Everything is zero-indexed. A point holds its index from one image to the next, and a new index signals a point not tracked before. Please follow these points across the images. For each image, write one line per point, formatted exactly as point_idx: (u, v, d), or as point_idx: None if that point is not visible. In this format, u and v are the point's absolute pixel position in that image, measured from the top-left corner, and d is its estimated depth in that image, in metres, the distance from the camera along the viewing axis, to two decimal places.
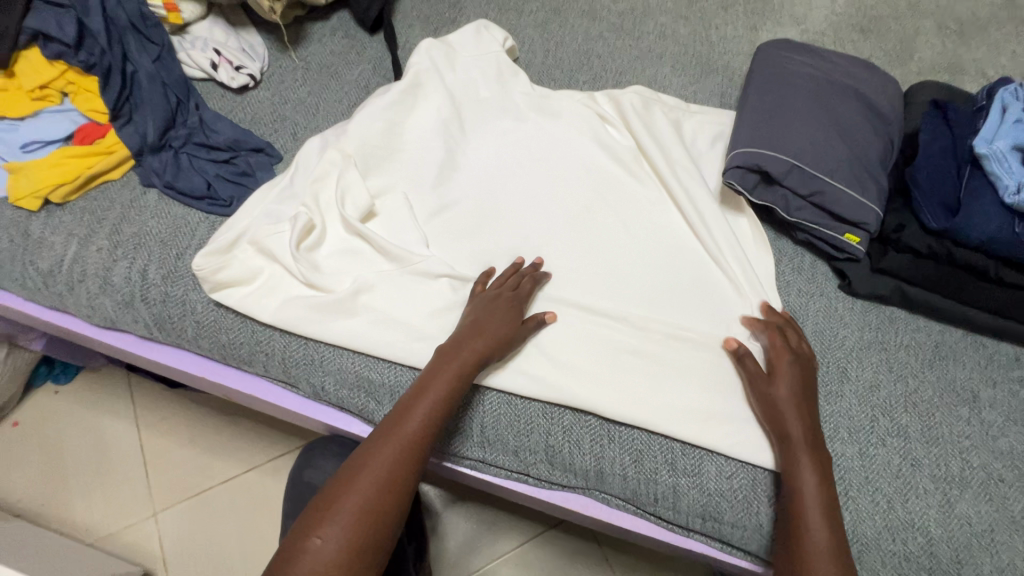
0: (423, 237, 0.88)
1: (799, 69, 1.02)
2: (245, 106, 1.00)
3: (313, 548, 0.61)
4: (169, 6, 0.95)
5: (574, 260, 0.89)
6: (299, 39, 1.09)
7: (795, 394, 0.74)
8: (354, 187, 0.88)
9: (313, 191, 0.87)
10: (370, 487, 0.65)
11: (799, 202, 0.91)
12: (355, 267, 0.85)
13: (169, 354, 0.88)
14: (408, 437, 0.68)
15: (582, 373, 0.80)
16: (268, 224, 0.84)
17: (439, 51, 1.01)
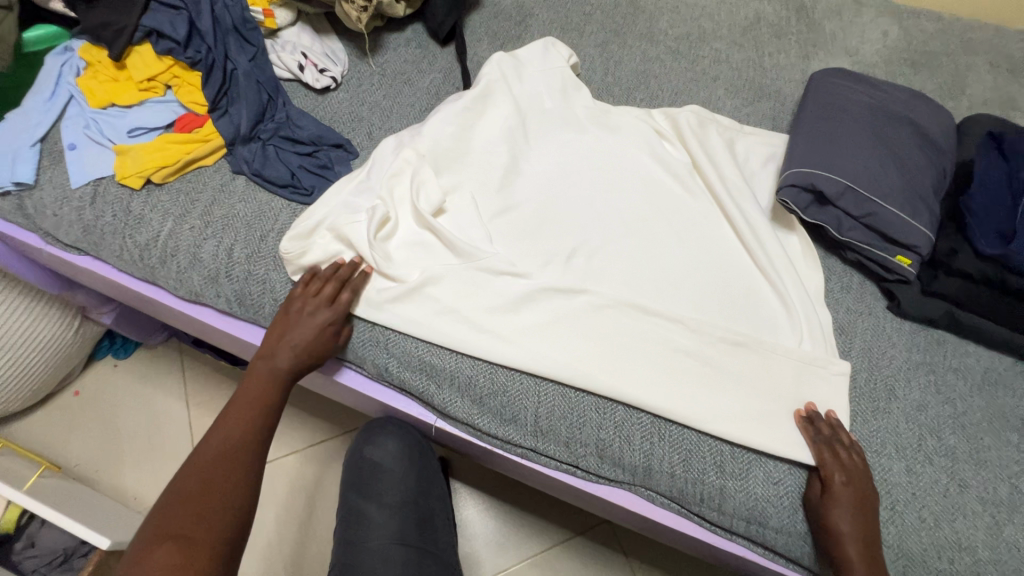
0: (487, 233, 0.93)
1: (853, 97, 1.05)
2: (326, 106, 1.08)
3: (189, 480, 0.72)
4: (266, 12, 1.05)
5: (629, 265, 0.92)
6: (376, 48, 1.17)
7: (847, 477, 0.75)
8: (428, 184, 0.93)
9: (388, 186, 0.92)
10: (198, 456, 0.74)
11: (851, 222, 0.94)
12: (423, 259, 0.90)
13: (243, 329, 0.94)
14: (231, 442, 0.76)
15: (633, 373, 0.83)
16: (346, 214, 0.89)
17: (509, 65, 1.06)
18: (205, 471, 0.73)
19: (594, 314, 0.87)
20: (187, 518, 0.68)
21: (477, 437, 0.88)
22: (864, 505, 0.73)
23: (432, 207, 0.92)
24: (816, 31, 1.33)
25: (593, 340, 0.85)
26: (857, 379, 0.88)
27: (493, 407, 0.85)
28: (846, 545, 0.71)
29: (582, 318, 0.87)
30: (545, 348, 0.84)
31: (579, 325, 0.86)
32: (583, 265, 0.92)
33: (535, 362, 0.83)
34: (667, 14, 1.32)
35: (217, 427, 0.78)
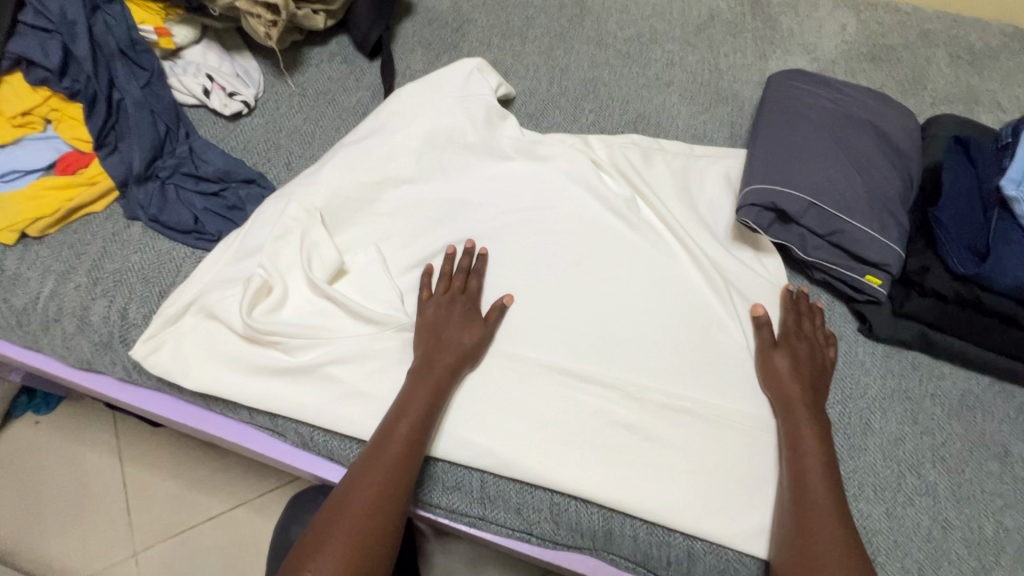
0: (400, 294, 0.83)
1: (814, 102, 0.98)
2: (238, 134, 0.96)
3: (353, 514, 0.64)
4: (160, 32, 0.93)
5: (559, 320, 0.83)
6: (296, 65, 1.06)
7: (801, 381, 0.76)
8: (322, 244, 0.82)
9: (273, 249, 0.80)
10: (368, 478, 0.66)
11: (816, 240, 0.87)
12: (321, 330, 0.78)
13: (147, 398, 0.83)
14: (393, 456, 0.68)
15: (561, 452, 0.75)
16: (219, 289, 0.79)
17: (418, 95, 0.95)
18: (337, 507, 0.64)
19: (519, 383, 0.78)
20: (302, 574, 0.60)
21: (419, 507, 0.78)
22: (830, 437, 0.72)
23: (331, 273, 0.81)
24: (772, 27, 1.26)
25: (513, 415, 0.76)
26: (832, 414, 0.81)
27: (434, 475, 0.76)
28: (816, 495, 0.67)
29: (506, 386, 0.78)
30: (463, 430, 0.75)
31: (502, 399, 0.77)
32: (508, 323, 0.83)
33: (446, 450, 0.75)
34: (616, 15, 1.23)
35: (388, 441, 0.69)
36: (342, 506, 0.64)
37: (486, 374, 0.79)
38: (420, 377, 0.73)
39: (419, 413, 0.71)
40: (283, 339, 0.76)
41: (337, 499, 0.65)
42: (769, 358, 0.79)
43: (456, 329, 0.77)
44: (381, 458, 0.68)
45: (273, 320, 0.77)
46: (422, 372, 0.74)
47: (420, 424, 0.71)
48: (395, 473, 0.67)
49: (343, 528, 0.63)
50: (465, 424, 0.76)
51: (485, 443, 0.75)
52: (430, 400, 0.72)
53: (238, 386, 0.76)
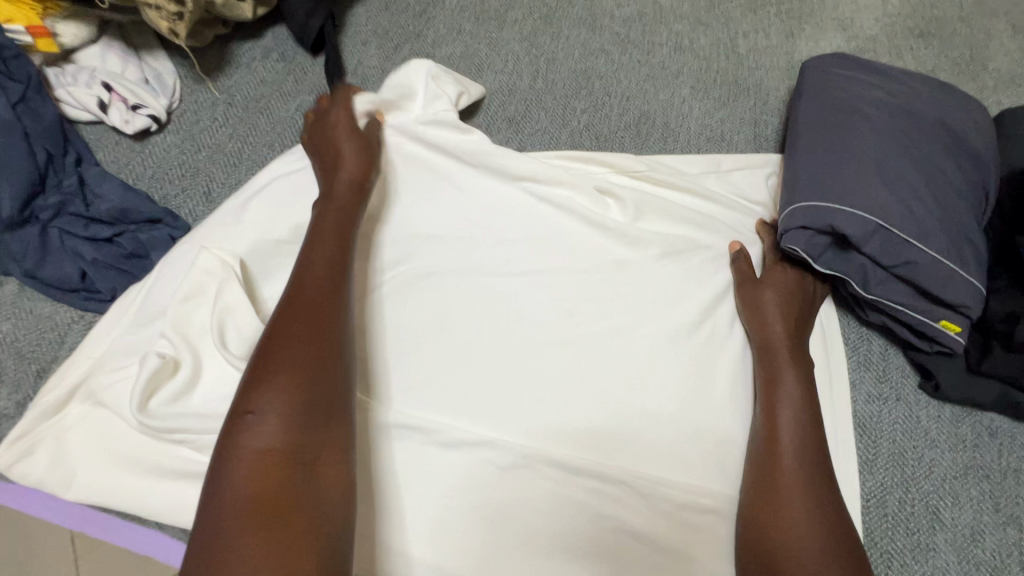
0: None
1: (866, 94, 0.78)
2: (147, 156, 0.78)
3: (252, 429, 0.47)
4: (36, 32, 0.74)
5: (547, 390, 0.66)
6: (221, 66, 0.86)
7: (795, 369, 0.66)
8: (239, 306, 0.63)
9: (179, 313, 0.63)
10: (260, 399, 0.49)
11: (878, 274, 0.68)
12: None
13: (34, 503, 0.65)
14: (303, 294, 0.57)
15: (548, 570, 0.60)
16: (109, 369, 0.62)
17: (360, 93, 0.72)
18: (246, 410, 0.48)
19: (497, 479, 0.62)
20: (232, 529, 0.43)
21: None
22: (818, 441, 0.61)
23: (254, 346, 0.63)
24: None
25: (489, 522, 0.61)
26: (889, 502, 0.65)
27: None
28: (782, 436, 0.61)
29: (480, 482, 0.62)
30: (426, 545, 0.60)
31: (476, 502, 0.61)
32: (481, 396, 0.66)
33: (406, 569, 0.60)
34: None
35: (279, 348, 0.52)
36: (261, 369, 0.50)
37: (452, 464, 0.63)
38: (303, 268, 0.59)
39: (315, 305, 0.56)
40: (190, 437, 0.60)
41: (229, 426, 0.48)
42: (772, 342, 0.67)
43: (344, 190, 0.68)
44: (268, 378, 0.50)
45: (175, 412, 0.59)
46: (308, 250, 0.61)
47: (319, 303, 0.56)
48: (305, 356, 0.52)
49: (250, 445, 0.47)
50: (428, 539, 0.60)
51: (453, 561, 0.60)
52: (326, 267, 0.60)
53: (133, 495, 0.59)
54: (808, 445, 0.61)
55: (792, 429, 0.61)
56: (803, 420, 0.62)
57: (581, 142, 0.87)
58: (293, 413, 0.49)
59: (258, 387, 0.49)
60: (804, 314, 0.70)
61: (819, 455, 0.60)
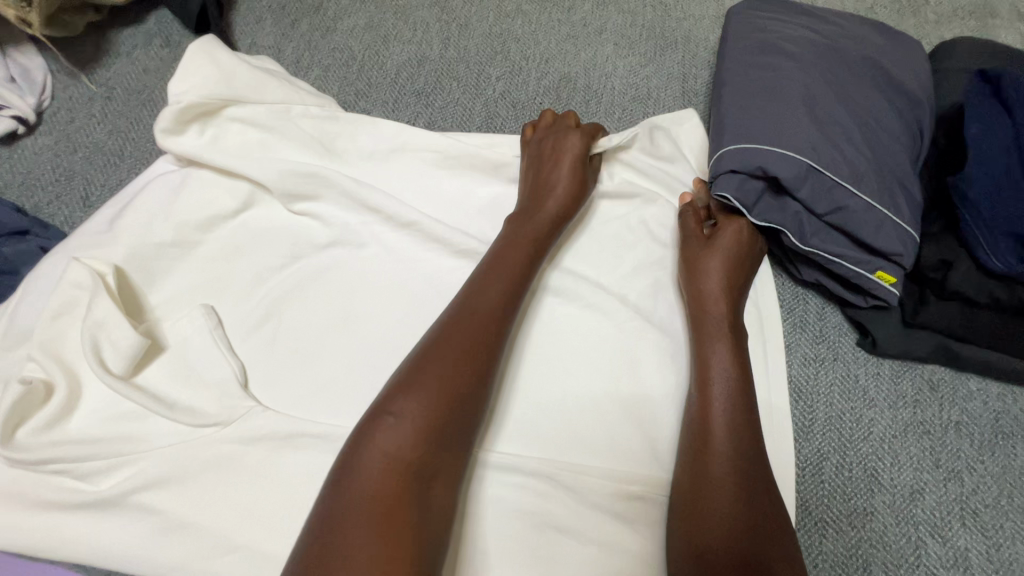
0: (241, 371, 0.60)
1: (789, 36, 0.73)
2: (16, 162, 0.71)
3: (391, 434, 0.45)
4: None
5: None
6: (97, 57, 0.79)
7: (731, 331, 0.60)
8: (111, 319, 0.56)
9: (45, 333, 0.56)
10: (395, 405, 0.47)
11: (812, 223, 0.64)
12: (122, 444, 0.56)
13: None
14: (463, 311, 0.54)
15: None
16: None
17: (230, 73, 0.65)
18: (373, 428, 0.45)
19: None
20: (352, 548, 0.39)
21: None
22: (750, 423, 0.56)
23: (134, 361, 0.56)
24: None
25: None
26: (826, 468, 0.62)
27: None
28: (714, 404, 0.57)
29: None
30: None
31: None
32: None
33: None
34: None
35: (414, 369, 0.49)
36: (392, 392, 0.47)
37: None
38: (476, 290, 0.55)
39: (458, 332, 0.52)
40: (66, 467, 0.54)
41: (358, 435, 0.46)
42: (706, 305, 0.61)
43: (552, 209, 0.64)
44: (401, 402, 0.47)
45: (47, 442, 0.54)
46: (484, 283, 0.56)
47: (476, 333, 0.52)
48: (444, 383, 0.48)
49: (380, 450, 0.44)
50: None
51: None
52: (502, 295, 0.56)
53: (3, 535, 0.54)
54: (742, 427, 0.55)
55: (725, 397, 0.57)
56: (737, 397, 0.57)
57: (496, 111, 0.81)
58: (426, 434, 0.46)
59: (369, 436, 0.45)
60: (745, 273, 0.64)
61: (752, 434, 0.55)
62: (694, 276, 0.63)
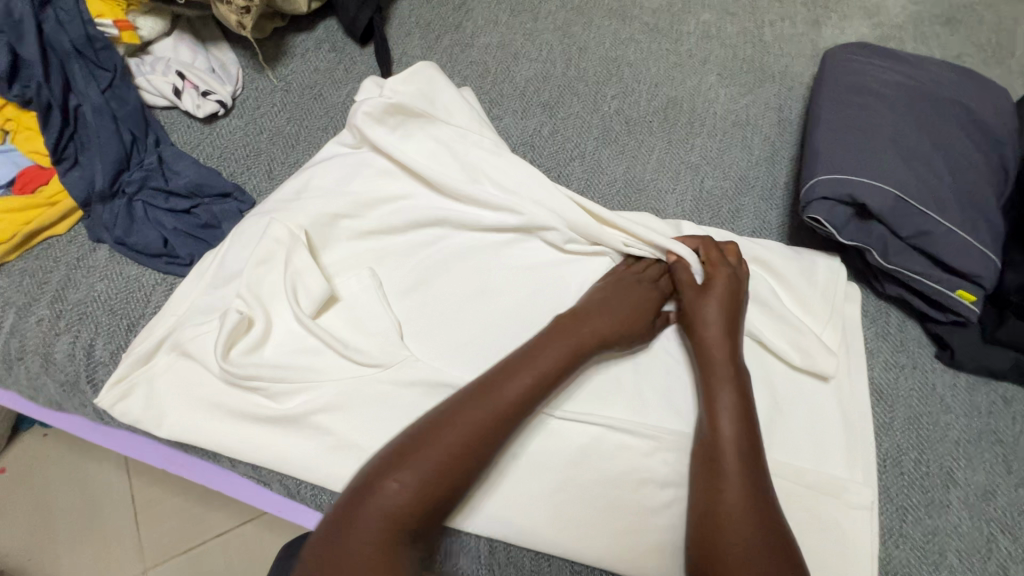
0: (397, 325, 0.71)
1: (883, 77, 0.83)
2: (215, 138, 0.86)
3: (392, 495, 0.52)
4: (123, 25, 0.81)
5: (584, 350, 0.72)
6: (278, 56, 0.94)
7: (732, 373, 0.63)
8: (308, 270, 0.70)
9: (252, 276, 0.70)
10: (405, 472, 0.54)
11: (897, 244, 0.72)
12: (306, 372, 0.67)
13: (123, 441, 0.74)
14: (549, 348, 0.63)
15: (590, 517, 0.63)
16: (191, 324, 0.69)
17: (418, 82, 0.79)
18: (438, 422, 0.57)
19: (537, 437, 0.67)
20: (399, 505, 0.52)
21: None
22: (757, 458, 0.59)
23: (321, 305, 0.70)
24: None
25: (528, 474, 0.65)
26: (905, 462, 0.68)
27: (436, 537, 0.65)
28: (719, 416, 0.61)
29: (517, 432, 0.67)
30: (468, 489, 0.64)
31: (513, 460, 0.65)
32: None
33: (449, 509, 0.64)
34: None
35: (432, 443, 0.55)
36: (460, 400, 0.58)
37: None
38: (507, 374, 0.61)
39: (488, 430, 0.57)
40: (264, 385, 0.67)
41: (365, 484, 0.54)
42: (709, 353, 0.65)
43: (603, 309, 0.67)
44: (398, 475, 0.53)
45: (251, 362, 0.66)
46: (519, 370, 0.61)
47: (493, 427, 0.57)
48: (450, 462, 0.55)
49: (381, 510, 0.52)
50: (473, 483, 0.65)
51: (492, 506, 0.64)
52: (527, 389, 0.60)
53: (212, 434, 0.66)
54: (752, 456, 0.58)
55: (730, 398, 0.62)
56: (738, 404, 0.61)
57: (611, 126, 0.92)
58: (417, 505, 0.53)
59: (433, 433, 0.56)
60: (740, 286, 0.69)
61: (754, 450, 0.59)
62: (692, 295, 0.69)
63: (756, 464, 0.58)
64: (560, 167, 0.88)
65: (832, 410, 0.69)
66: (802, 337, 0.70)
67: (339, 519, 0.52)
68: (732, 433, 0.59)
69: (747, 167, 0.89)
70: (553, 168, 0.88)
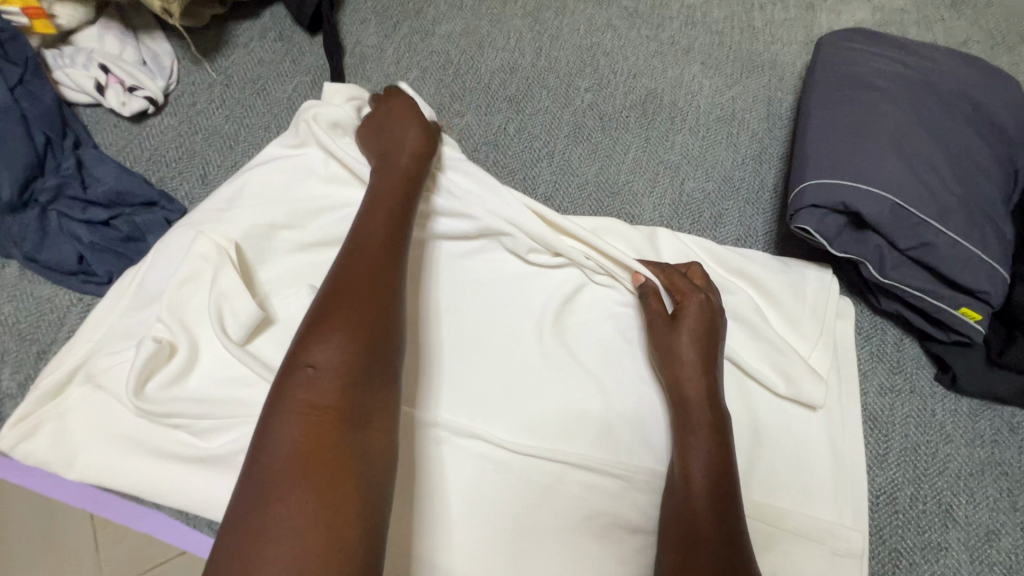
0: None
1: (882, 67, 0.75)
2: (144, 139, 0.78)
3: (279, 448, 0.39)
4: (33, 13, 0.73)
5: (549, 375, 0.64)
6: (218, 46, 0.85)
7: (708, 413, 0.57)
8: (234, 290, 0.62)
9: (174, 299, 0.62)
10: (278, 424, 0.40)
11: (895, 257, 0.64)
12: (233, 407, 0.60)
13: (39, 476, 0.67)
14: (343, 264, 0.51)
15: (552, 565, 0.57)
16: (105, 353, 0.62)
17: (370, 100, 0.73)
18: (286, 367, 0.44)
19: (493, 477, 0.60)
20: (290, 457, 0.39)
21: None
22: (731, 503, 0.54)
23: (250, 331, 0.61)
24: None
25: (483, 520, 0.58)
26: (900, 498, 0.62)
27: None
28: (693, 464, 0.55)
29: (472, 472, 0.60)
30: (416, 535, 0.58)
31: (466, 503, 0.59)
32: (479, 381, 0.64)
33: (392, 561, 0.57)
34: None
35: (291, 382, 0.42)
36: (309, 326, 0.46)
37: (448, 454, 0.61)
38: (333, 283, 0.49)
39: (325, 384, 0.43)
40: (186, 421, 0.60)
41: (254, 455, 0.40)
42: (683, 387, 0.59)
43: (379, 214, 0.56)
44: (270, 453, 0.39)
45: (171, 397, 0.59)
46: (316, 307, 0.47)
47: (346, 348, 0.44)
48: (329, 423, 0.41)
49: (270, 475, 0.38)
50: (422, 529, 0.58)
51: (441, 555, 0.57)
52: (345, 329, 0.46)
53: (128, 475, 0.59)
54: (725, 501, 0.53)
55: (704, 451, 0.55)
56: (714, 454, 0.55)
57: (584, 122, 0.83)
58: (317, 448, 0.40)
59: (287, 378, 0.43)
60: (718, 315, 0.62)
61: (728, 500, 0.54)
62: (668, 322, 0.61)
63: (728, 510, 0.53)
64: (527, 168, 0.80)
65: (821, 442, 0.62)
66: (788, 362, 0.63)
67: (240, 501, 0.38)
68: (706, 493, 0.53)
69: (732, 167, 0.81)
70: (519, 169, 0.80)
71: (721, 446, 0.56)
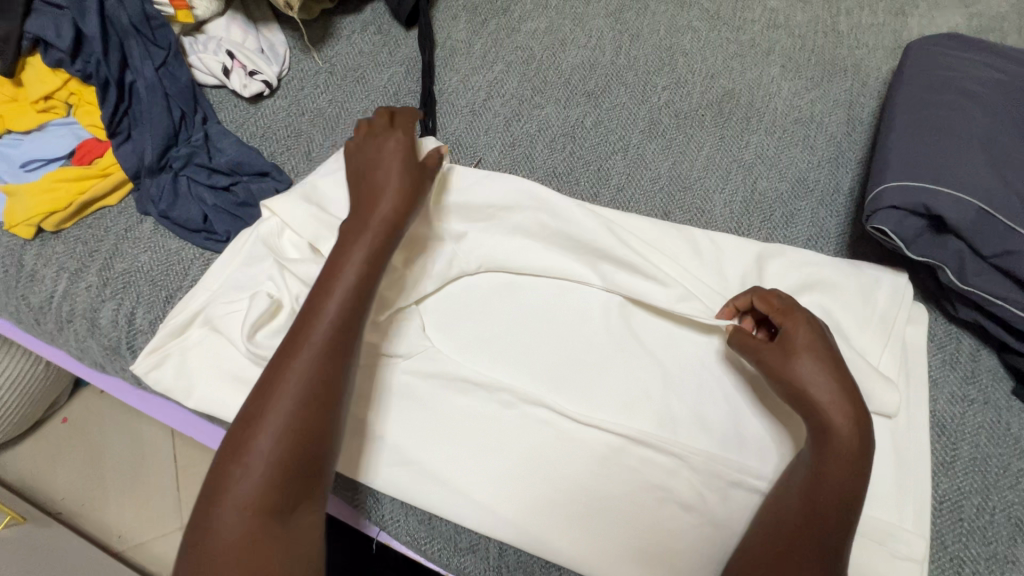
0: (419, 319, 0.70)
1: (976, 73, 0.73)
2: (259, 118, 0.87)
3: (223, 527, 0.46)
4: (177, 5, 0.84)
5: (613, 354, 0.68)
6: (325, 37, 0.94)
7: (855, 439, 0.52)
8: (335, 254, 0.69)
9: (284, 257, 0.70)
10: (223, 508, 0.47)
11: (977, 263, 0.63)
12: None
13: (157, 405, 0.78)
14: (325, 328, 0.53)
15: (605, 531, 0.61)
16: (223, 300, 0.70)
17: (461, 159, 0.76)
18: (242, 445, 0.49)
19: (554, 443, 0.64)
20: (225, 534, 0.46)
21: (428, 561, 0.67)
22: (845, 535, 0.51)
23: None
24: None
25: (542, 483, 0.62)
26: (966, 507, 0.61)
27: (445, 532, 0.64)
28: (822, 489, 0.52)
29: (535, 437, 0.64)
30: (479, 488, 0.63)
31: (529, 463, 0.63)
32: (544, 355, 0.68)
33: (456, 510, 0.62)
34: None
35: (240, 461, 0.48)
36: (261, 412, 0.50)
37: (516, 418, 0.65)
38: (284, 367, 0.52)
39: (276, 461, 0.48)
40: None
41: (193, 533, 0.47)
42: (827, 411, 0.54)
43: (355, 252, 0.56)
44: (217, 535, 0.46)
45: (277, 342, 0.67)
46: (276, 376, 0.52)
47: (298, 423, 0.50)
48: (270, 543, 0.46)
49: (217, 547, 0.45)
50: (486, 484, 0.63)
51: (502, 509, 0.62)
52: (302, 402, 0.51)
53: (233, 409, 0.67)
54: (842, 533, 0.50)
55: (839, 478, 0.51)
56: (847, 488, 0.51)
57: (659, 119, 0.86)
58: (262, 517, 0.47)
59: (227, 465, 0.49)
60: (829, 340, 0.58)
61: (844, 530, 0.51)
62: (778, 352, 0.58)
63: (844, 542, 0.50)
64: (601, 160, 0.84)
65: (883, 443, 0.62)
66: (854, 361, 0.64)
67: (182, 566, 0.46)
68: (816, 522, 0.51)
69: (806, 169, 0.81)
70: (594, 161, 0.84)
71: (858, 479, 0.52)
